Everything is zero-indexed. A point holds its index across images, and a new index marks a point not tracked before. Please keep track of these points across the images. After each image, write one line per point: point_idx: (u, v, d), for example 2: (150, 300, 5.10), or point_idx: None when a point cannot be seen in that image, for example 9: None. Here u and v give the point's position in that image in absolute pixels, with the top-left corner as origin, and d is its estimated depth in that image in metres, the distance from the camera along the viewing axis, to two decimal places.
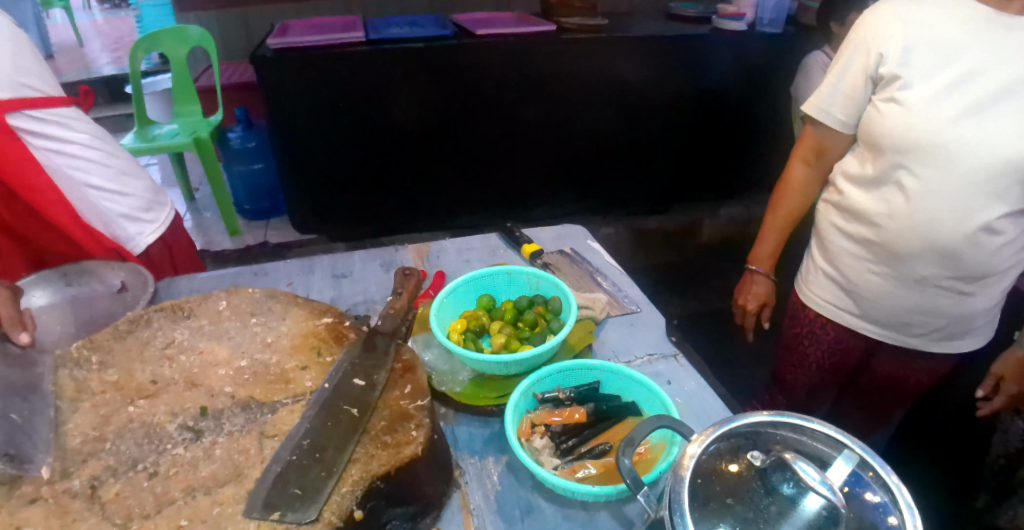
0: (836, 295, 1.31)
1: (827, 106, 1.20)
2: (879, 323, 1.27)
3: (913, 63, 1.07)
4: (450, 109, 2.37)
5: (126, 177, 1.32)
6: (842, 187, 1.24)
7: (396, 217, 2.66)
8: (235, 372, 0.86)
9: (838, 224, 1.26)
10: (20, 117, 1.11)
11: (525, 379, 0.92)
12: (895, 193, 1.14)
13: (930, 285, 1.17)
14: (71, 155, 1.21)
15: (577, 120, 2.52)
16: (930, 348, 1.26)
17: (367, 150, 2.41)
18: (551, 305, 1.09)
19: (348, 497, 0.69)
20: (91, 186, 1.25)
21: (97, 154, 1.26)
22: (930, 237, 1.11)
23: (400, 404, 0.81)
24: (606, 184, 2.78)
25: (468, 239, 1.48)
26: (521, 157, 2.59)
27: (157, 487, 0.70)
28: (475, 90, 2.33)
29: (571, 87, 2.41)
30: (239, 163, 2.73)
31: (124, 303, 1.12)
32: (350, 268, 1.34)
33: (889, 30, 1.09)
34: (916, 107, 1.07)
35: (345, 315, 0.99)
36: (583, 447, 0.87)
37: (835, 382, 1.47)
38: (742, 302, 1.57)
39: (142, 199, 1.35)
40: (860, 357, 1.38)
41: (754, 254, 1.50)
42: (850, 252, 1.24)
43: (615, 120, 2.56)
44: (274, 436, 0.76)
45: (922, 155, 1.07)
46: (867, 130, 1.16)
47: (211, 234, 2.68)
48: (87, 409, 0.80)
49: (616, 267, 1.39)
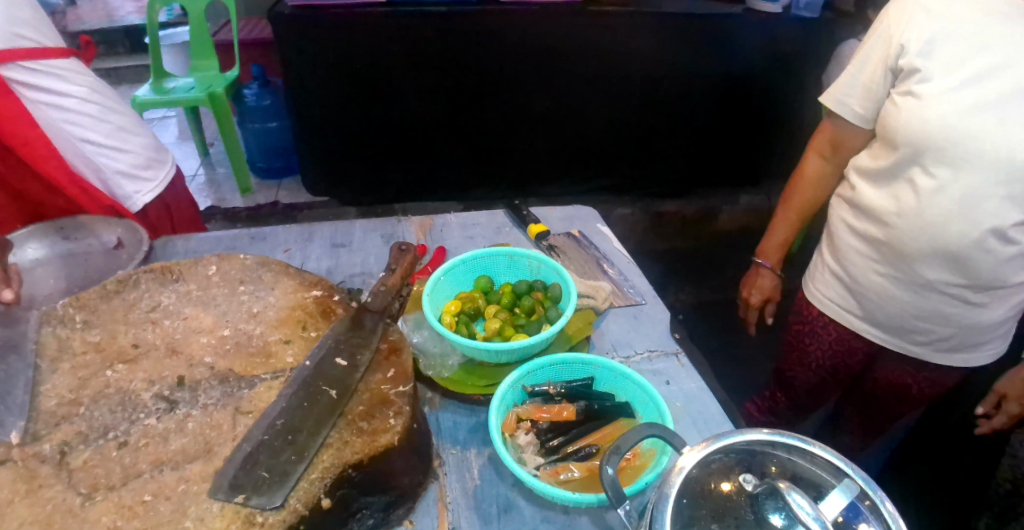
0: (840, 294, 1.23)
1: (845, 96, 1.12)
2: (881, 326, 1.19)
3: (934, 55, 0.99)
4: (458, 81, 2.29)
5: (125, 133, 1.30)
6: (854, 181, 1.16)
7: (409, 185, 2.61)
8: (216, 342, 0.84)
9: (847, 220, 1.18)
10: (14, 68, 1.09)
11: (516, 370, 0.88)
12: (906, 190, 1.06)
13: (937, 291, 1.08)
14: (67, 109, 1.20)
15: (593, 97, 2.42)
16: (933, 359, 1.18)
17: (373, 118, 2.35)
18: (551, 292, 1.04)
19: (317, 484, 0.67)
20: (87, 142, 1.24)
21: (95, 109, 1.24)
22: (939, 238, 1.03)
23: (381, 389, 0.78)
24: (623, 165, 2.68)
25: (474, 213, 1.42)
26: (535, 132, 2.51)
27: (126, 458, 0.68)
28: (494, 59, 2.25)
29: (585, 61, 2.30)
30: (253, 120, 2.70)
31: (119, 260, 1.12)
32: (350, 238, 1.30)
33: (913, 19, 1.02)
34: (935, 100, 0.99)
35: (336, 289, 0.95)
36: (569, 448, 0.84)
37: (834, 383, 1.39)
38: (745, 295, 1.54)
39: (140, 156, 1.34)
40: (862, 360, 1.30)
41: (762, 247, 1.44)
42: (858, 250, 1.16)
43: (633, 99, 2.45)
44: (249, 413, 0.74)
45: (938, 150, 0.99)
46: (883, 125, 1.07)
47: (224, 190, 2.68)
48: (66, 371, 0.79)
49: (626, 255, 1.33)
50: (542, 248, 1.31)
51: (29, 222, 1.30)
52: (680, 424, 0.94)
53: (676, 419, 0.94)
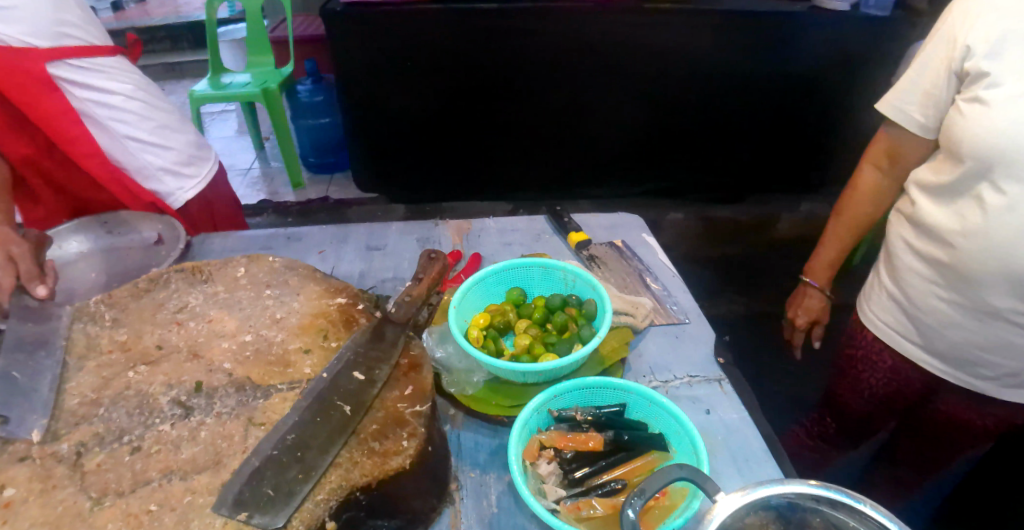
0: (896, 320, 1.11)
1: (903, 103, 1.03)
2: (941, 357, 1.06)
3: (1006, 56, 0.88)
4: (492, 79, 2.25)
5: (168, 130, 1.34)
6: (915, 197, 1.05)
7: (456, 185, 2.58)
8: (236, 347, 0.82)
9: (907, 239, 1.07)
10: (62, 66, 1.15)
11: (542, 393, 0.83)
12: (972, 208, 0.94)
13: (1008, 320, 0.94)
14: (112, 106, 1.24)
15: (630, 98, 2.32)
16: (1003, 396, 1.03)
17: (406, 118, 2.35)
18: (585, 309, 0.98)
19: (321, 506, 0.64)
20: (131, 139, 1.27)
21: (139, 106, 1.28)
22: (1011, 262, 0.90)
23: (396, 407, 0.74)
24: (672, 165, 2.56)
25: (513, 219, 1.36)
26: (571, 137, 2.44)
27: (137, 463, 0.67)
28: (541, 58, 2.19)
29: (624, 57, 2.20)
30: (304, 116, 2.74)
31: (157, 255, 1.13)
32: (384, 241, 1.28)
33: (981, 16, 0.91)
34: (1005, 108, 0.87)
35: (361, 296, 0.92)
36: (594, 481, 0.79)
37: (892, 414, 1.25)
38: (791, 316, 1.43)
39: (182, 152, 1.37)
40: (920, 392, 1.16)
41: (810, 265, 1.34)
42: (917, 271, 1.04)
43: (677, 99, 2.33)
44: (261, 425, 0.71)
45: (1009, 163, 0.87)
46: (946, 134, 0.96)
47: (276, 184, 2.69)
48: (91, 369, 0.79)
49: (671, 269, 1.25)
50: (581, 259, 1.24)
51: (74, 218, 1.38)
52: (717, 458, 0.86)
53: (712, 452, 0.87)
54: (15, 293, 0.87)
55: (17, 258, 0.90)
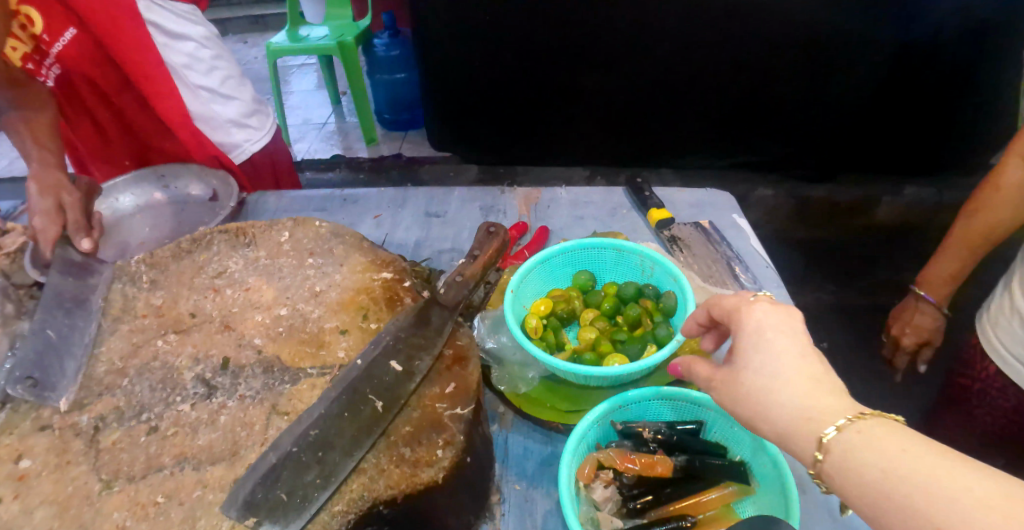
0: None
1: None
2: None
3: None
4: (527, 40, 1.75)
5: (235, 82, 1.30)
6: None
7: (535, 147, 2.06)
8: (270, 322, 0.74)
9: None
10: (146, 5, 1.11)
11: (603, 403, 0.70)
12: None
13: None
14: (189, 51, 1.20)
15: (681, 87, 1.75)
16: None
17: (435, 61, 1.88)
18: (663, 304, 0.82)
19: (338, 519, 0.55)
20: (204, 89, 1.23)
21: (211, 55, 1.24)
22: None
23: (434, 408, 0.64)
24: (766, 140, 1.83)
25: (589, 189, 1.20)
26: (620, 117, 1.89)
27: (152, 446, 0.62)
28: (604, 8, 1.62)
29: (670, 17, 1.59)
30: (382, 71, 2.29)
31: (210, 212, 1.08)
32: (446, 208, 1.15)
33: None
34: None
35: (409, 271, 0.80)
36: (656, 513, 0.66)
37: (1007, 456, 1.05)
38: (895, 332, 1.24)
39: (247, 104, 1.33)
40: None
41: (925, 275, 1.11)
42: None
43: (751, 74, 1.68)
44: (286, 414, 0.63)
45: None
46: None
47: (350, 138, 2.38)
48: (123, 333, 0.74)
49: (766, 259, 1.05)
50: (661, 239, 1.07)
51: (138, 159, 1.37)
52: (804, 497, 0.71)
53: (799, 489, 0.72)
54: (60, 244, 0.84)
55: (67, 207, 0.91)
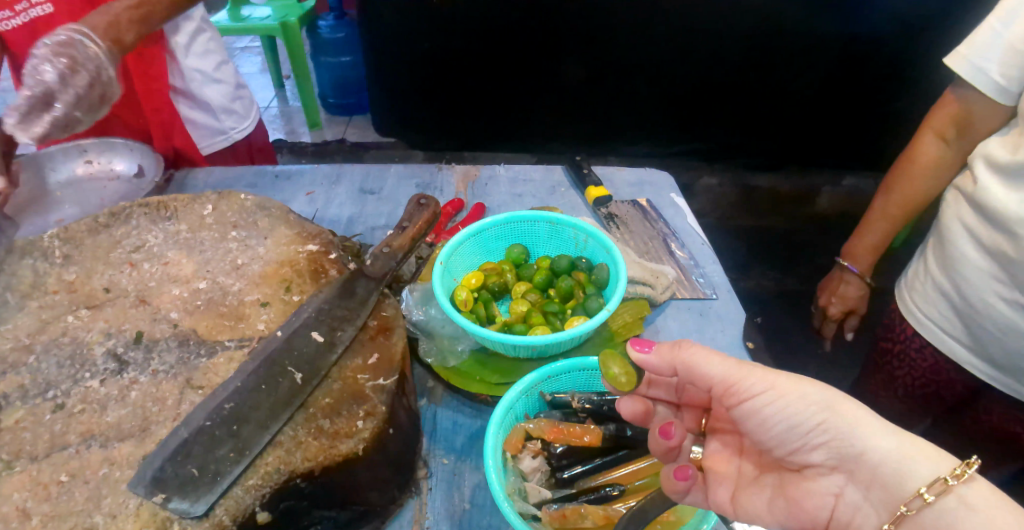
0: (943, 316, 0.89)
1: (984, 60, 0.82)
2: (994, 362, 0.85)
3: None
4: (477, 21, 1.68)
5: (225, 65, 1.25)
6: (979, 174, 0.83)
7: (488, 130, 1.98)
8: (188, 295, 0.71)
9: (968, 225, 0.84)
10: None
11: (532, 373, 0.70)
12: None
13: None
14: (189, 34, 1.15)
15: (631, 73, 1.73)
16: None
17: (382, 45, 1.78)
18: (595, 276, 0.82)
19: (252, 494, 0.54)
20: (196, 71, 1.19)
21: (208, 38, 1.20)
22: None
23: (356, 379, 0.63)
24: (714, 127, 1.84)
25: (528, 167, 1.19)
26: (573, 101, 1.84)
27: (57, 424, 0.59)
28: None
29: (619, 6, 1.58)
30: (327, 54, 2.19)
31: (134, 187, 1.02)
32: (381, 185, 1.13)
33: None
34: None
35: (336, 244, 0.78)
36: (587, 482, 0.66)
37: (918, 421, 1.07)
38: (823, 302, 1.25)
39: (234, 88, 1.28)
40: (949, 403, 0.97)
41: (850, 248, 1.14)
42: (973, 263, 0.83)
43: (698, 60, 1.67)
44: (200, 388, 0.61)
45: None
46: None
47: (295, 122, 2.30)
48: (32, 310, 0.70)
49: (701, 236, 1.07)
50: (598, 217, 1.07)
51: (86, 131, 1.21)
52: None
53: None
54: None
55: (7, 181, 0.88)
